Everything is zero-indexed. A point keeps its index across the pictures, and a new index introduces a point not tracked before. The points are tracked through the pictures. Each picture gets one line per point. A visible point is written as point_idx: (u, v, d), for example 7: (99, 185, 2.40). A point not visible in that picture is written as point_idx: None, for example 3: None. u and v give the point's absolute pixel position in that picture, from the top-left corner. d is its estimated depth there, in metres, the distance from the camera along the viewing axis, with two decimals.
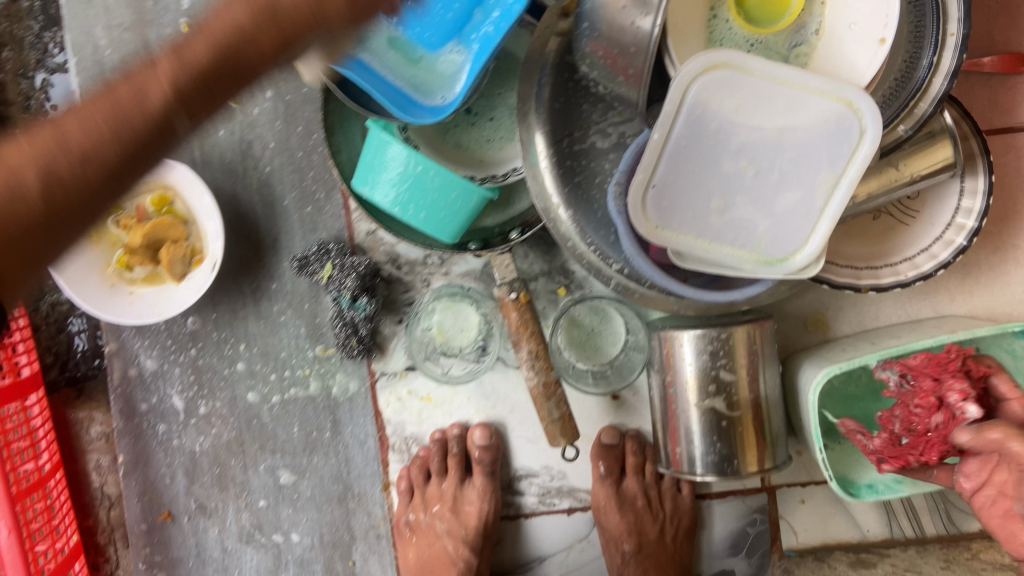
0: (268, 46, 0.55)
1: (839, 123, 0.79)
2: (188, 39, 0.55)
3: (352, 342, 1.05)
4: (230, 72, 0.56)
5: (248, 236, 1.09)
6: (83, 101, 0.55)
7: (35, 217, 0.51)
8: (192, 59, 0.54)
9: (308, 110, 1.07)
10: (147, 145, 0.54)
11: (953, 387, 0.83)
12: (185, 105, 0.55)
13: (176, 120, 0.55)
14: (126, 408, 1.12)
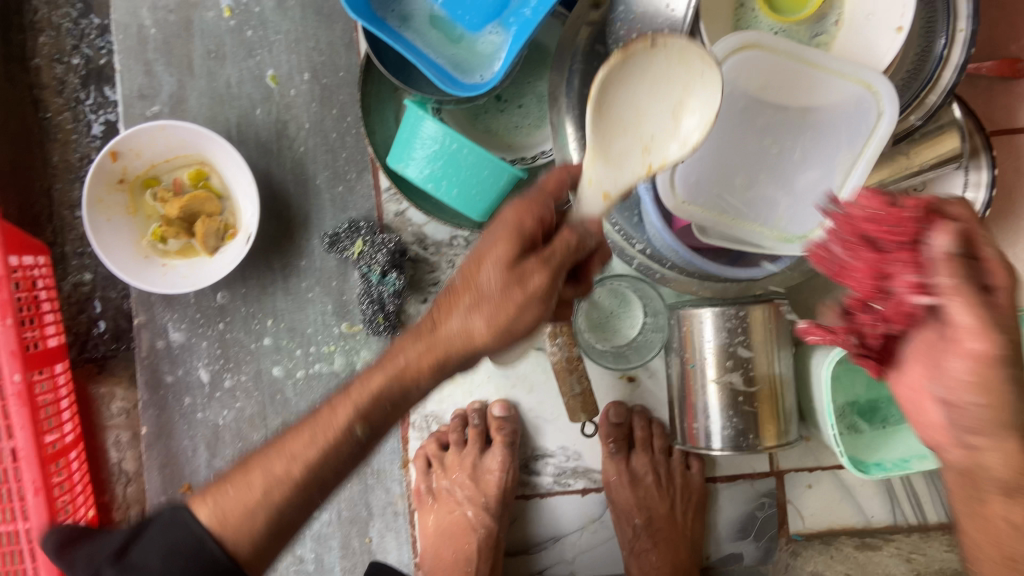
0: (427, 365, 0.67)
1: (858, 104, 0.82)
2: (375, 369, 0.69)
3: (379, 319, 1.07)
4: (410, 391, 0.68)
5: (280, 213, 1.12)
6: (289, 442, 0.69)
7: (263, 522, 0.66)
8: (376, 394, 0.67)
9: (344, 93, 1.11)
10: (344, 455, 0.68)
11: (903, 265, 0.53)
12: (367, 421, 0.67)
13: (358, 432, 0.67)
14: (151, 380, 1.15)
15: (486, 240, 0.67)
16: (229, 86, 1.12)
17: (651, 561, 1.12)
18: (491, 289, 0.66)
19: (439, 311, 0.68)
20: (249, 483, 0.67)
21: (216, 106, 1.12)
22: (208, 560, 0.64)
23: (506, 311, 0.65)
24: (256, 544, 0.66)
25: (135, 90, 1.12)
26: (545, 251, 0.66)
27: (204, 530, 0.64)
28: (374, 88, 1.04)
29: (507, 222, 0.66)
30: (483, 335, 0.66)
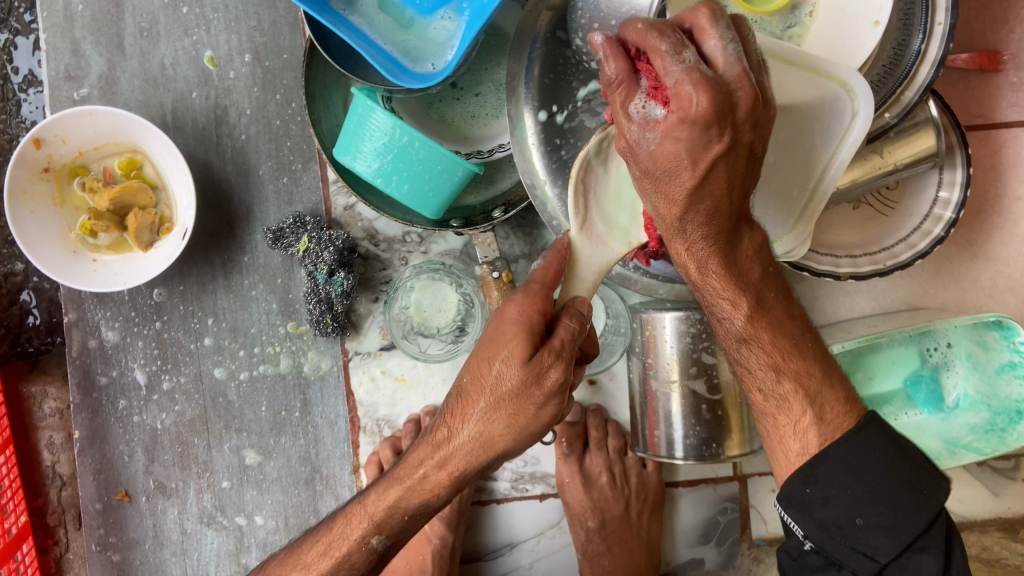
0: (444, 477, 0.70)
1: (832, 104, 0.78)
2: (394, 481, 0.73)
3: (326, 319, 1.01)
4: (429, 500, 0.72)
5: (220, 206, 1.05)
6: (325, 535, 0.78)
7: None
8: (394, 503, 0.73)
9: (288, 77, 1.04)
10: (358, 562, 0.75)
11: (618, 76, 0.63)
12: (382, 530, 0.74)
13: (373, 541, 0.74)
14: (84, 382, 1.08)
15: (493, 336, 0.67)
16: (163, 67, 1.04)
17: (604, 564, 1.08)
18: (507, 391, 0.66)
19: (449, 416, 0.70)
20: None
21: (149, 89, 1.04)
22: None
23: (526, 411, 0.66)
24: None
25: (61, 71, 1.04)
26: (553, 344, 0.66)
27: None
28: (318, 75, 0.97)
29: (511, 321, 0.67)
30: (502, 441, 0.68)
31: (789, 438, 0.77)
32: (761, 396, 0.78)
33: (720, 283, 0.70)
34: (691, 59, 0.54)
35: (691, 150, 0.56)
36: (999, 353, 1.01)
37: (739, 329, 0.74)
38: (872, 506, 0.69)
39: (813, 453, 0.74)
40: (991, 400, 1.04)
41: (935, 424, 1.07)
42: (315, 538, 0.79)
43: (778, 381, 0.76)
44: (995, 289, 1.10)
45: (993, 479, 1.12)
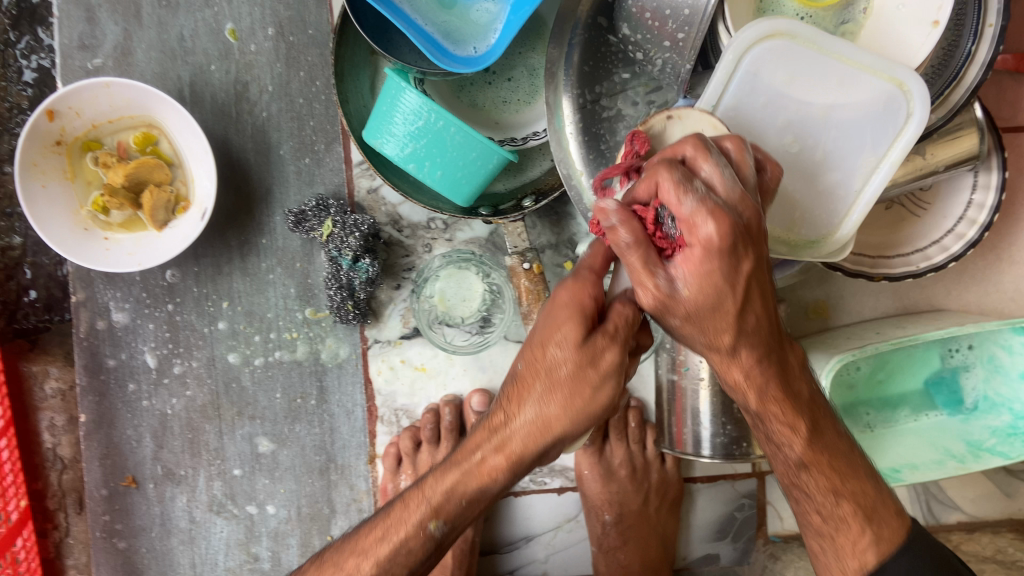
0: (503, 463, 0.65)
1: (888, 104, 0.76)
2: (448, 472, 0.68)
3: (348, 306, 0.98)
4: (487, 486, 0.66)
5: (239, 186, 1.02)
6: (363, 533, 0.71)
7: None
8: (452, 487, 0.67)
9: (313, 54, 1.00)
10: (417, 552, 0.68)
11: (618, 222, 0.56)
12: (440, 516, 0.67)
13: (431, 528, 0.67)
14: (91, 364, 1.04)
15: (547, 322, 0.63)
16: (182, 39, 0.99)
17: (619, 559, 1.07)
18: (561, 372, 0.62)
19: (506, 401, 0.65)
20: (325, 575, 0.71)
21: (166, 61, 1.00)
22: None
23: (587, 393, 0.62)
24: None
25: (74, 39, 0.99)
26: (608, 327, 0.63)
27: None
28: (347, 54, 0.93)
29: (562, 303, 0.63)
30: (566, 423, 0.63)
31: (846, 558, 0.69)
32: (815, 521, 0.71)
33: (779, 408, 0.65)
34: (700, 189, 0.53)
35: (723, 278, 0.54)
36: None
37: (796, 455, 0.68)
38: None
39: (870, 575, 0.67)
40: (1014, 403, 1.03)
41: (954, 426, 1.06)
42: (366, 529, 0.71)
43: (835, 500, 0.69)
44: (1018, 292, 1.09)
45: (1005, 480, 1.14)
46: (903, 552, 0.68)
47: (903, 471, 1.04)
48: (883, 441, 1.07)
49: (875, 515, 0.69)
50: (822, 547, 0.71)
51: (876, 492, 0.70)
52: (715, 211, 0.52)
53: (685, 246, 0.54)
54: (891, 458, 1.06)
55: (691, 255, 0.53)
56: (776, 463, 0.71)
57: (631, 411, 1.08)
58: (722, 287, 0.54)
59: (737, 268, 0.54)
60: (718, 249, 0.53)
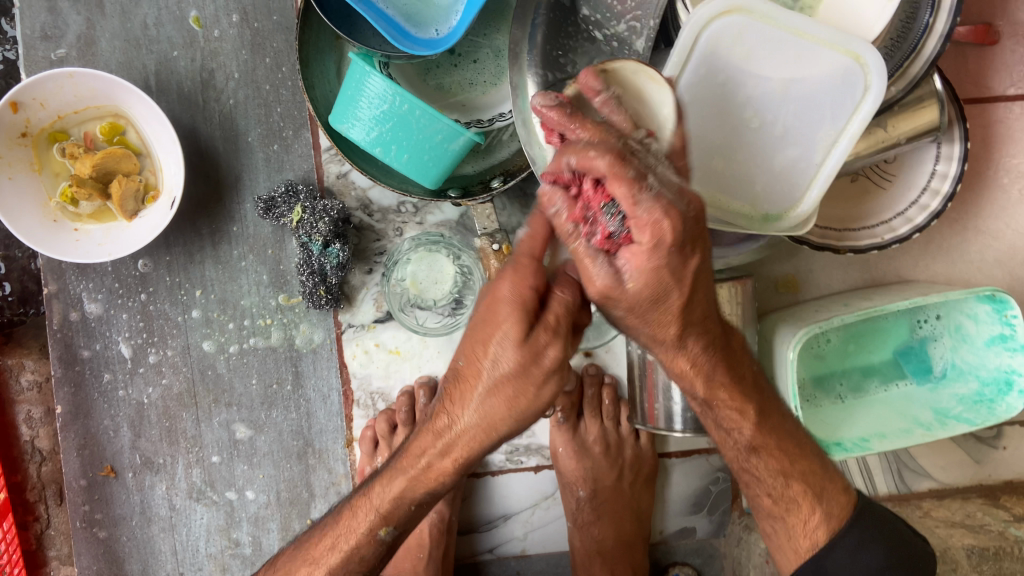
0: (449, 465, 0.69)
1: (845, 76, 0.76)
2: (397, 471, 0.72)
3: (320, 292, 0.98)
4: (434, 488, 0.72)
5: (208, 173, 1.02)
6: (328, 526, 0.78)
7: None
8: (399, 495, 0.72)
9: (278, 40, 1.00)
10: (368, 555, 0.74)
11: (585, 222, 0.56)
12: (389, 523, 0.73)
13: (381, 533, 0.73)
14: (65, 355, 1.04)
15: (486, 317, 0.64)
16: (145, 28, 0.99)
17: (594, 534, 1.07)
18: (500, 372, 0.64)
19: (447, 403, 0.69)
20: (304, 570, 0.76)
21: (131, 50, 0.99)
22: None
23: (528, 394, 0.65)
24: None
25: (37, 30, 0.99)
26: (549, 320, 0.63)
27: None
28: (312, 39, 0.93)
29: (502, 299, 0.63)
30: (506, 421, 0.67)
31: (798, 536, 0.79)
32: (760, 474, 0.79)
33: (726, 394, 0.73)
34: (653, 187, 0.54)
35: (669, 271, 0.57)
36: (990, 326, 1.01)
37: (746, 439, 0.77)
38: (870, 564, 0.75)
39: (824, 547, 0.77)
40: (979, 370, 1.04)
41: (924, 395, 1.08)
42: (325, 532, 0.78)
43: (786, 486, 0.78)
44: (983, 262, 1.10)
45: (975, 447, 1.16)
46: (854, 526, 0.77)
47: (873, 441, 1.03)
48: (850, 410, 1.07)
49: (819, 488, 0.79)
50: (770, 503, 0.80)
51: (819, 472, 0.79)
52: (667, 211, 0.53)
53: (632, 243, 0.55)
54: (852, 433, 1.04)
55: (636, 252, 0.55)
56: (728, 451, 0.80)
57: (604, 387, 1.09)
58: (666, 282, 0.57)
59: (682, 268, 0.57)
60: (663, 247, 0.55)
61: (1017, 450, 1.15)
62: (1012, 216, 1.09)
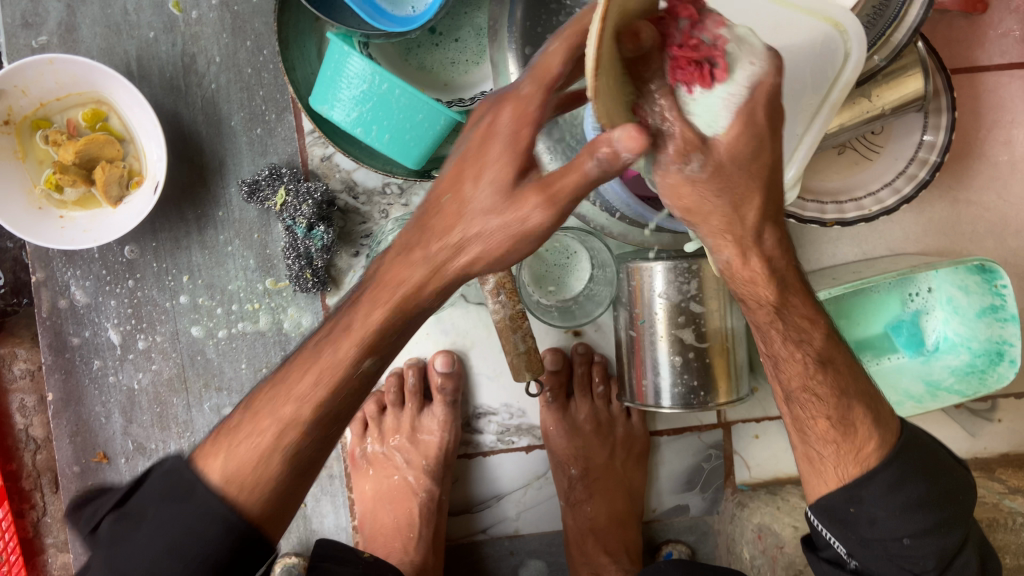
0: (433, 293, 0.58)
1: (826, 44, 0.75)
2: (368, 314, 0.60)
3: (306, 275, 0.99)
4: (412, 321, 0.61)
5: (192, 159, 1.02)
6: (278, 371, 0.64)
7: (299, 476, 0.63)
8: (377, 328, 0.60)
9: (258, 23, 0.99)
10: (357, 387, 0.63)
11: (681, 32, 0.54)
12: (376, 354, 0.61)
13: (369, 364, 0.62)
14: (55, 343, 1.04)
15: (476, 146, 0.55)
16: (126, 13, 0.99)
17: (587, 512, 1.07)
18: (599, 177, 0.50)
19: (428, 236, 0.57)
20: (285, 429, 0.62)
21: (112, 36, 0.99)
22: (221, 518, 0.60)
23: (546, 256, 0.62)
24: (276, 497, 0.62)
25: (18, 17, 0.99)
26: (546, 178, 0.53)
27: (217, 487, 0.61)
28: (292, 20, 0.92)
29: (497, 131, 0.54)
30: (493, 171, 0.54)
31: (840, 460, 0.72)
32: (801, 414, 0.74)
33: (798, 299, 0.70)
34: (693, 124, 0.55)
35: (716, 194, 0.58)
36: (981, 297, 1.00)
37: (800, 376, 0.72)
38: (919, 524, 0.68)
39: (866, 474, 0.70)
40: (971, 342, 1.03)
41: (915, 367, 1.08)
42: (303, 362, 0.63)
43: (844, 408, 0.71)
44: (975, 233, 1.09)
45: (970, 420, 1.16)
46: (899, 461, 0.70)
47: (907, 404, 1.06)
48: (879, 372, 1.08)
49: (849, 416, 0.71)
50: (797, 435, 0.75)
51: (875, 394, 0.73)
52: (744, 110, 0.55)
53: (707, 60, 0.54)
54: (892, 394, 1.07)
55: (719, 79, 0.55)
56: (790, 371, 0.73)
57: (594, 365, 1.08)
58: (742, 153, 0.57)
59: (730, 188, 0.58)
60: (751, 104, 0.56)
61: (1013, 422, 1.15)
62: (1003, 186, 1.08)
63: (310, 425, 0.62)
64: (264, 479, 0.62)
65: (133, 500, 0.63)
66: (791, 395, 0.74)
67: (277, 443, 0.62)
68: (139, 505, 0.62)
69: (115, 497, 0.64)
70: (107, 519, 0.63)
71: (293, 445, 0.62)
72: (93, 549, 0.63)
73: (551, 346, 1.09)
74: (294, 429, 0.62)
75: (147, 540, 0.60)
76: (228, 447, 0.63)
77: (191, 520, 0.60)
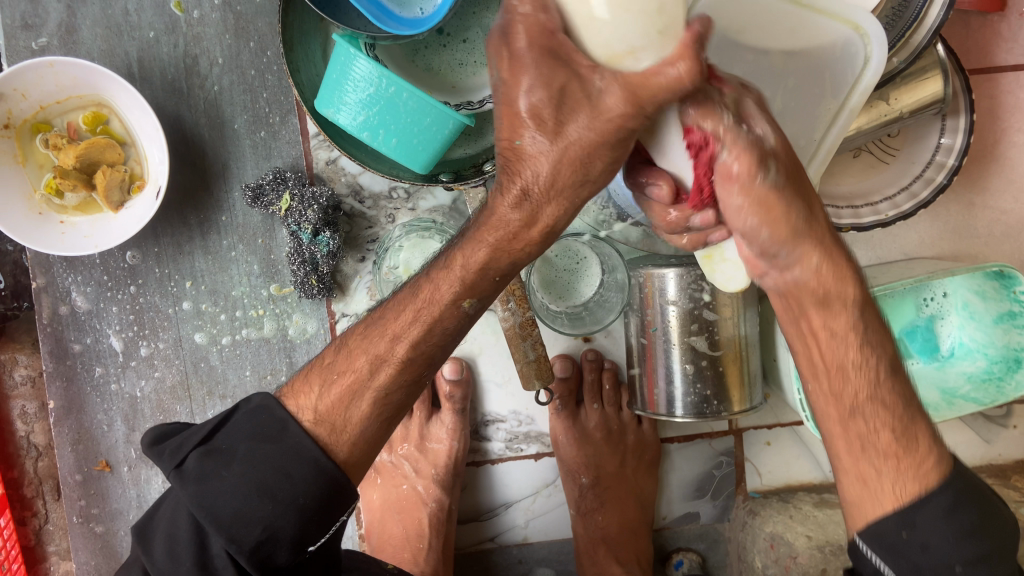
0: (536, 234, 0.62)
1: (845, 49, 0.73)
2: (473, 245, 0.64)
3: (312, 281, 0.97)
4: (520, 260, 0.65)
5: (194, 162, 1.00)
6: (386, 304, 0.69)
7: (390, 417, 0.69)
8: (484, 265, 0.64)
9: (261, 23, 0.97)
10: (451, 329, 0.67)
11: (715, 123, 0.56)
12: (474, 295, 0.66)
13: (466, 306, 0.66)
14: (56, 350, 1.03)
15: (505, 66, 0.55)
16: (126, 14, 0.96)
17: (598, 521, 1.06)
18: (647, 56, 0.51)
19: (513, 172, 0.59)
20: (376, 375, 0.68)
21: (112, 37, 0.97)
22: (311, 459, 0.64)
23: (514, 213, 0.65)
24: (366, 447, 0.68)
25: (17, 18, 0.97)
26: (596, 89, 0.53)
27: (307, 431, 0.65)
28: (296, 21, 0.90)
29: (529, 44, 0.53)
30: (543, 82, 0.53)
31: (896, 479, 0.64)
32: (862, 430, 0.66)
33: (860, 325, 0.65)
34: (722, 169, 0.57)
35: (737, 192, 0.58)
36: (999, 303, 0.99)
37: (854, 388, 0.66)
38: (974, 553, 0.60)
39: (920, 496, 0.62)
40: (988, 348, 1.01)
41: (931, 373, 1.05)
42: (396, 306, 0.69)
43: (908, 421, 0.65)
44: (991, 237, 1.08)
45: (984, 426, 1.14)
46: (952, 484, 0.62)
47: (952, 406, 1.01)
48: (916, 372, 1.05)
49: (911, 431, 0.65)
50: (848, 453, 0.67)
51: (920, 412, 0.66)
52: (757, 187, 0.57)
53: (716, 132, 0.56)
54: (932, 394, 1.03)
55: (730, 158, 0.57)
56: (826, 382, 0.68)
57: (604, 372, 1.07)
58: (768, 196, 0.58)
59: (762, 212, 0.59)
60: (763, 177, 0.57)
61: None
62: (1020, 189, 1.06)
63: (396, 366, 0.67)
64: (353, 421, 0.67)
65: (221, 436, 0.64)
66: (847, 416, 0.67)
67: (368, 383, 0.67)
68: (227, 442, 0.64)
69: (200, 432, 0.65)
70: (192, 456, 0.63)
71: (382, 387, 0.68)
72: (178, 486, 0.62)
73: (559, 353, 1.08)
74: (394, 365, 0.67)
75: (235, 479, 0.61)
76: (320, 386, 0.68)
77: (282, 457, 0.63)
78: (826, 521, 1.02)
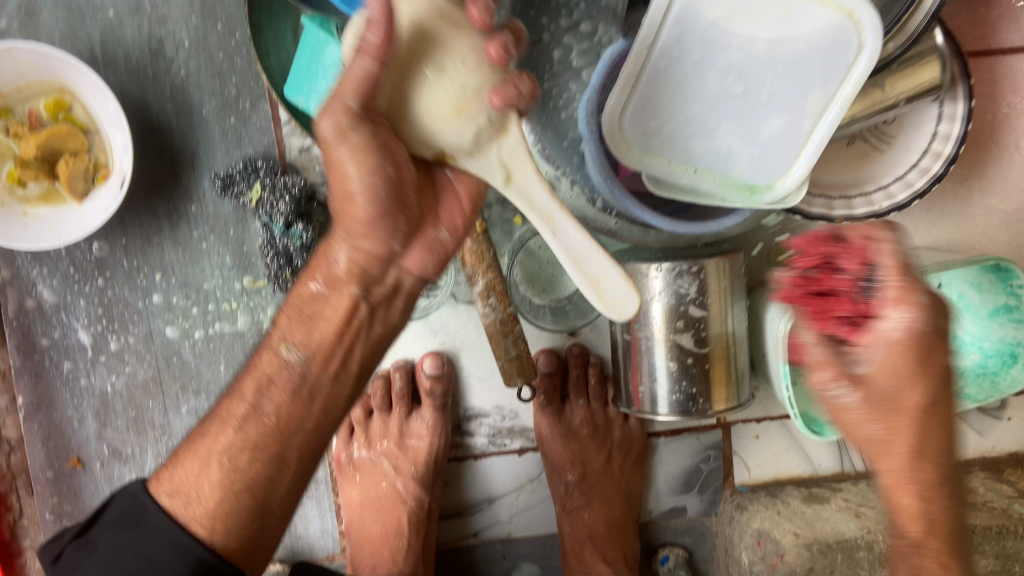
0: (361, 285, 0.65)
1: (836, 37, 0.69)
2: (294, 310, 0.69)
3: (286, 274, 0.93)
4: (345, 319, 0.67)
5: (162, 150, 0.96)
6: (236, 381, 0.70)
7: (242, 489, 0.66)
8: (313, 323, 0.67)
9: (229, 4, 0.93)
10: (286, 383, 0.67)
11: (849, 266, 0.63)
12: (295, 341, 0.67)
13: (285, 351, 0.67)
14: (23, 345, 1.00)
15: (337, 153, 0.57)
16: None
17: (584, 519, 1.04)
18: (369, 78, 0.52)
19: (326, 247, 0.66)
20: (219, 437, 0.68)
21: (73, 20, 0.92)
22: (174, 542, 0.65)
23: (378, 260, 0.63)
24: (235, 530, 0.67)
25: None
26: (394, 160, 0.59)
27: (165, 511, 0.67)
28: (263, 2, 0.86)
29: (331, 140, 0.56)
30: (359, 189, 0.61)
31: None
32: None
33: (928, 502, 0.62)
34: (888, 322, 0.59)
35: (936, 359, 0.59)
36: (994, 296, 0.95)
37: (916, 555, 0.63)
38: None
39: None
40: (982, 342, 0.97)
41: None
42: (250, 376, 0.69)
43: None
44: (987, 226, 1.05)
45: (979, 419, 1.11)
46: None
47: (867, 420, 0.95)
48: None
49: None
50: None
51: None
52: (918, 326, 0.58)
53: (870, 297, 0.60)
54: None
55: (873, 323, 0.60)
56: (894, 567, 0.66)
57: (589, 368, 1.04)
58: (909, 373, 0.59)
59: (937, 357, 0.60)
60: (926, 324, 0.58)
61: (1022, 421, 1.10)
62: (1019, 176, 1.02)
63: (235, 427, 0.67)
64: (206, 494, 0.66)
65: (93, 529, 0.69)
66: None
67: (211, 453, 0.67)
68: (96, 532, 0.69)
69: (78, 525, 0.71)
70: (67, 549, 0.69)
71: (225, 453, 0.67)
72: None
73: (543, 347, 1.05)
74: (231, 427, 0.68)
75: (98, 566, 0.66)
76: (175, 466, 0.70)
77: (140, 543, 0.66)
78: (812, 517, 1.01)
